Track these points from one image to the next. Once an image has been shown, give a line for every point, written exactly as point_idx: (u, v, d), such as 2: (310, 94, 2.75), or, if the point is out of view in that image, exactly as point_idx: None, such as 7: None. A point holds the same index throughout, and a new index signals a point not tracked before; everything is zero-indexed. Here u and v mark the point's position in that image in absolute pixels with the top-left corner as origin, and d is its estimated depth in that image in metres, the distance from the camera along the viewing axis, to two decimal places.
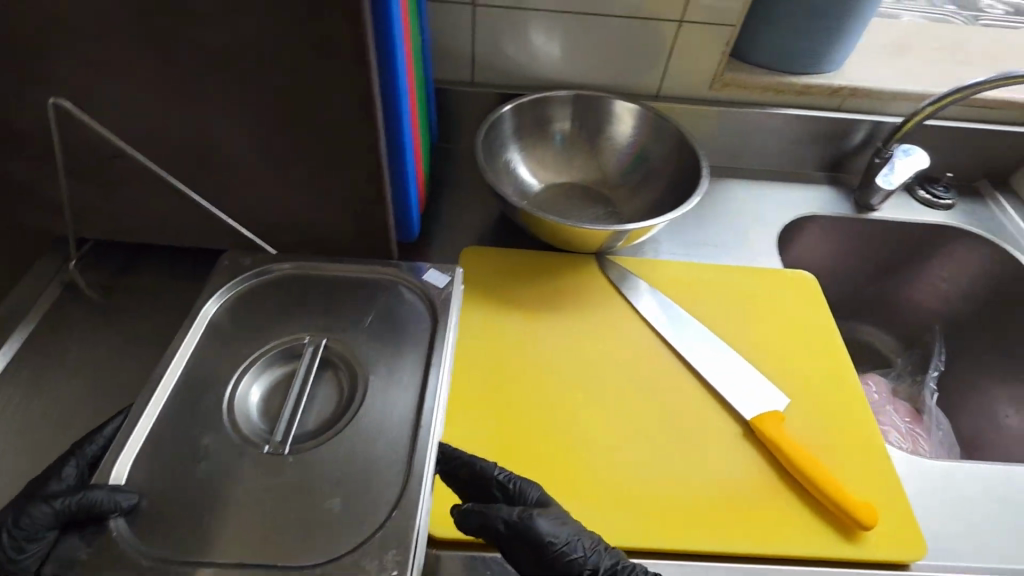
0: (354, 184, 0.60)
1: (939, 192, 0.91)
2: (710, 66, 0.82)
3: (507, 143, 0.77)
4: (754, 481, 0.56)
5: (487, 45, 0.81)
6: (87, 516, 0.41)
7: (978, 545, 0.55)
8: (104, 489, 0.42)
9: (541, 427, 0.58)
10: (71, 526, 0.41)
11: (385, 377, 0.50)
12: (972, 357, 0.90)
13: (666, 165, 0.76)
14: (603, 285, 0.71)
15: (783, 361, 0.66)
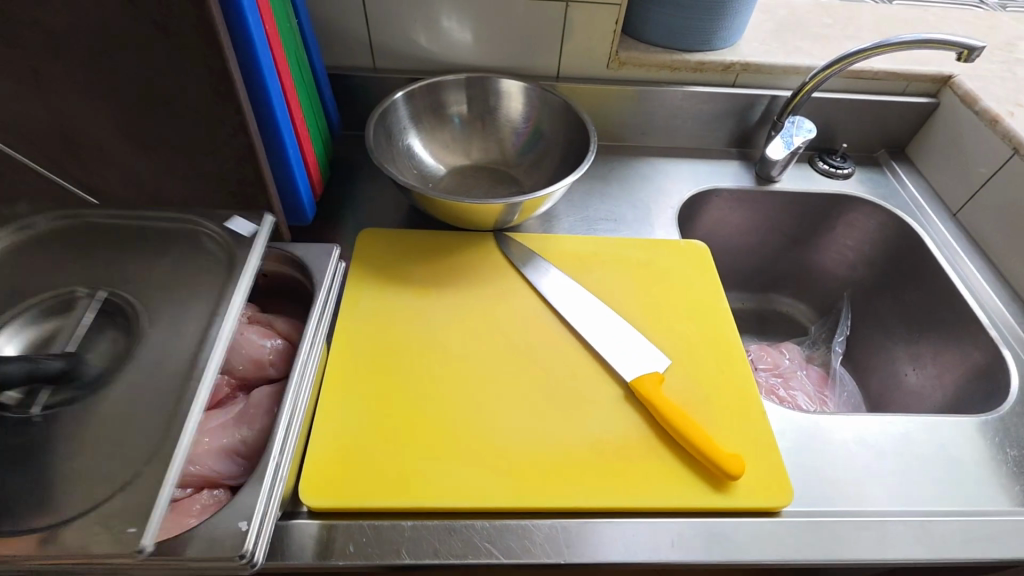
0: (229, 170, 0.60)
1: (837, 162, 0.94)
2: (604, 46, 0.84)
3: (404, 129, 0.78)
4: (630, 439, 0.57)
5: (382, 31, 0.81)
6: (41, 382, 0.44)
7: (842, 489, 0.58)
8: (60, 359, 0.45)
9: (424, 397, 0.59)
10: None
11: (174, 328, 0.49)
12: (875, 320, 0.94)
13: (560, 141, 0.78)
14: (498, 261, 0.72)
15: (669, 325, 0.68)
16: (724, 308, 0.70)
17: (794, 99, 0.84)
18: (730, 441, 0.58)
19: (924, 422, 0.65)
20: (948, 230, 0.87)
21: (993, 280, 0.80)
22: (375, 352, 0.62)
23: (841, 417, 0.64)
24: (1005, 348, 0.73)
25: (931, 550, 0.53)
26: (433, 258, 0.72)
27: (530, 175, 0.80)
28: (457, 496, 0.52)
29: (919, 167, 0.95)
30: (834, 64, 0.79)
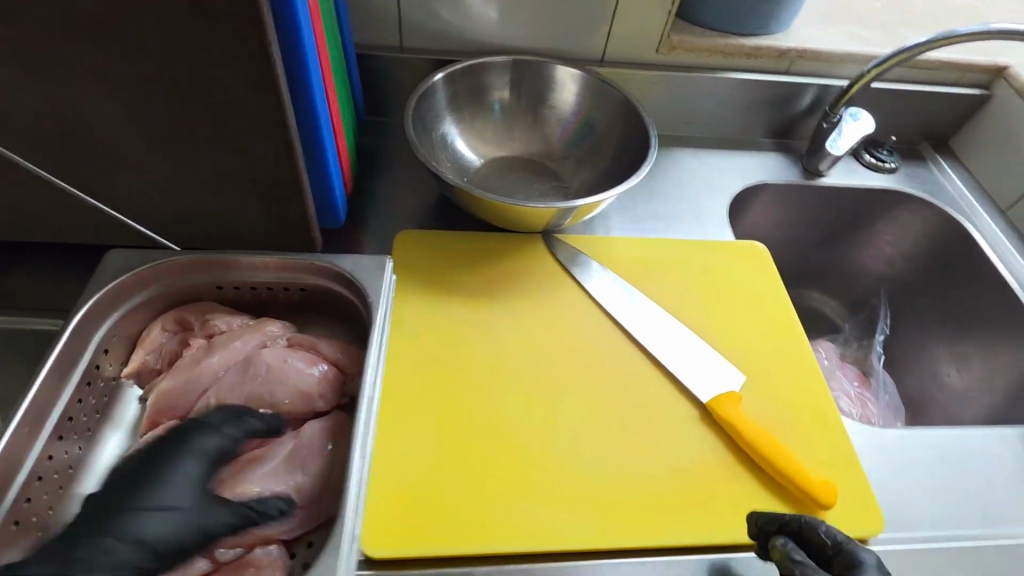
0: (264, 170, 0.51)
1: (884, 155, 0.90)
2: (656, 28, 0.76)
3: (441, 115, 0.70)
4: (711, 467, 0.53)
5: (413, 3, 0.72)
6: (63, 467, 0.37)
7: (933, 514, 0.55)
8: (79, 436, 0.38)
9: (489, 426, 0.53)
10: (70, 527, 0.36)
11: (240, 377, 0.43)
12: (915, 319, 0.92)
13: (613, 136, 0.71)
14: (551, 266, 0.66)
15: (740, 338, 0.63)
16: (795, 320, 0.66)
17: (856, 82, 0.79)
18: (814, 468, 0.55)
19: (1000, 436, 0.62)
20: (999, 229, 0.85)
21: None
22: (429, 373, 0.56)
23: (921, 433, 0.61)
24: None
25: None
26: (481, 265, 0.65)
27: (579, 171, 0.73)
28: (537, 537, 0.47)
29: (965, 162, 0.92)
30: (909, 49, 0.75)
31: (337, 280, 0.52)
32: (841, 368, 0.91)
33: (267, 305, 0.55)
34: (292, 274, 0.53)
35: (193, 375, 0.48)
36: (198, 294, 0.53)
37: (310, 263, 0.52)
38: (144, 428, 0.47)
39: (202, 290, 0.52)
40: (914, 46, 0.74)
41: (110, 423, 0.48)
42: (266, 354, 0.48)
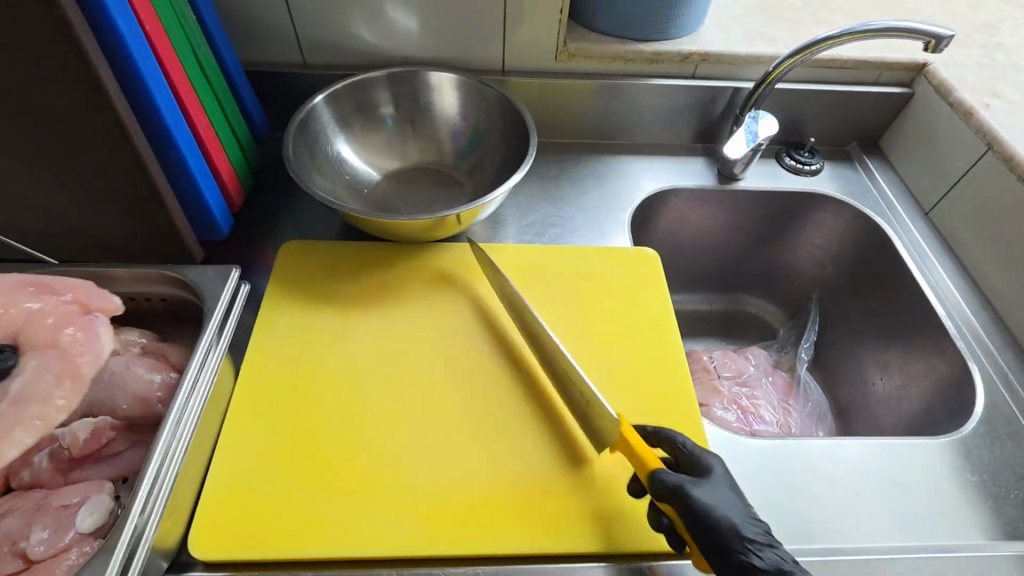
0: (122, 187, 0.54)
1: (805, 158, 0.89)
2: (552, 37, 0.79)
3: (331, 134, 0.73)
4: (557, 473, 0.53)
5: (308, 23, 0.75)
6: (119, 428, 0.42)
7: (791, 524, 0.54)
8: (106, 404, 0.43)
9: (337, 433, 0.55)
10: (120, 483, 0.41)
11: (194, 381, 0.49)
12: (844, 324, 0.89)
13: (500, 142, 0.75)
14: (431, 276, 0.68)
15: (610, 344, 0.64)
16: (670, 316, 0.67)
17: (761, 83, 0.77)
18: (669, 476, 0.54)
19: (880, 441, 0.61)
20: (920, 229, 0.82)
21: (966, 284, 0.76)
22: (290, 381, 0.58)
23: (791, 442, 0.60)
24: (974, 360, 0.69)
25: None
26: (362, 274, 0.67)
27: (473, 178, 0.76)
28: (364, 542, 0.48)
29: (892, 161, 0.89)
30: (807, 46, 0.72)
31: (190, 290, 0.54)
32: (767, 373, 0.90)
33: (135, 314, 0.58)
34: (151, 285, 0.56)
35: None
36: None
37: (164, 275, 0.55)
38: None
39: None
40: (810, 44, 0.71)
41: None
42: (112, 363, 0.51)
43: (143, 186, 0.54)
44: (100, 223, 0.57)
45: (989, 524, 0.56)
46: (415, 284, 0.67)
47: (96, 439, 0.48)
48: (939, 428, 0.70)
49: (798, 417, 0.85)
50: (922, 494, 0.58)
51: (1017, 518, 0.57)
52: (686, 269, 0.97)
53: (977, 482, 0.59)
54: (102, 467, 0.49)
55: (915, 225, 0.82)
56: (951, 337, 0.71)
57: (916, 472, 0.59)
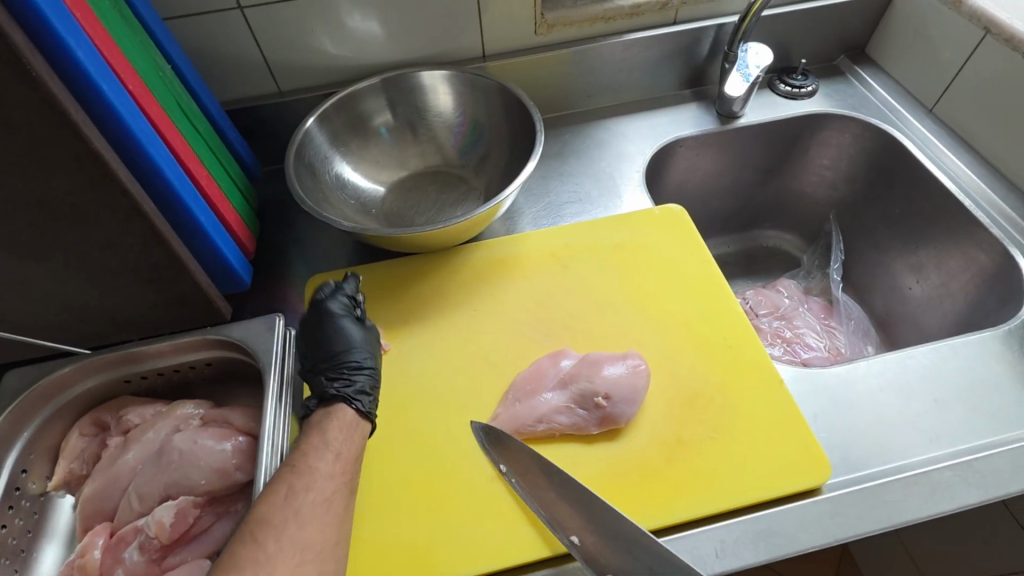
0: (136, 257, 0.51)
1: (798, 81, 0.88)
2: (527, 10, 0.76)
3: (330, 158, 0.70)
4: (648, 447, 0.54)
5: (279, 48, 0.72)
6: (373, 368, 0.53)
7: (884, 444, 0.54)
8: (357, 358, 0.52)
9: (422, 455, 0.54)
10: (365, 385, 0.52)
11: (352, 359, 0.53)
12: (867, 238, 0.89)
13: (502, 131, 0.73)
14: (469, 279, 0.66)
15: (665, 307, 0.63)
16: (715, 267, 0.66)
17: (750, 10, 0.75)
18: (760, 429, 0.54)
19: (946, 343, 0.61)
20: (929, 127, 0.82)
21: (987, 170, 0.75)
22: None
23: (862, 364, 0.59)
24: (1014, 243, 0.69)
25: (983, 491, 0.50)
26: (397, 293, 0.65)
27: (481, 172, 0.74)
28: (484, 554, 0.49)
29: (884, 65, 0.89)
30: None
31: (235, 347, 0.52)
32: (802, 300, 0.90)
33: (182, 384, 0.56)
34: (193, 351, 0.53)
35: (113, 473, 0.48)
36: (111, 390, 0.54)
37: (205, 338, 0.52)
38: (79, 534, 0.48)
39: (113, 387, 0.53)
40: None
41: (45, 537, 0.48)
42: (177, 439, 0.48)
43: (160, 250, 0.51)
44: (123, 301, 0.54)
45: None
46: (453, 290, 0.65)
47: (183, 520, 0.46)
48: (992, 317, 0.70)
49: (843, 336, 0.85)
50: (1002, 386, 0.57)
51: None
52: (701, 217, 0.96)
53: None
54: (194, 546, 0.46)
55: (922, 124, 0.82)
56: (984, 226, 0.71)
57: (990, 366, 0.59)
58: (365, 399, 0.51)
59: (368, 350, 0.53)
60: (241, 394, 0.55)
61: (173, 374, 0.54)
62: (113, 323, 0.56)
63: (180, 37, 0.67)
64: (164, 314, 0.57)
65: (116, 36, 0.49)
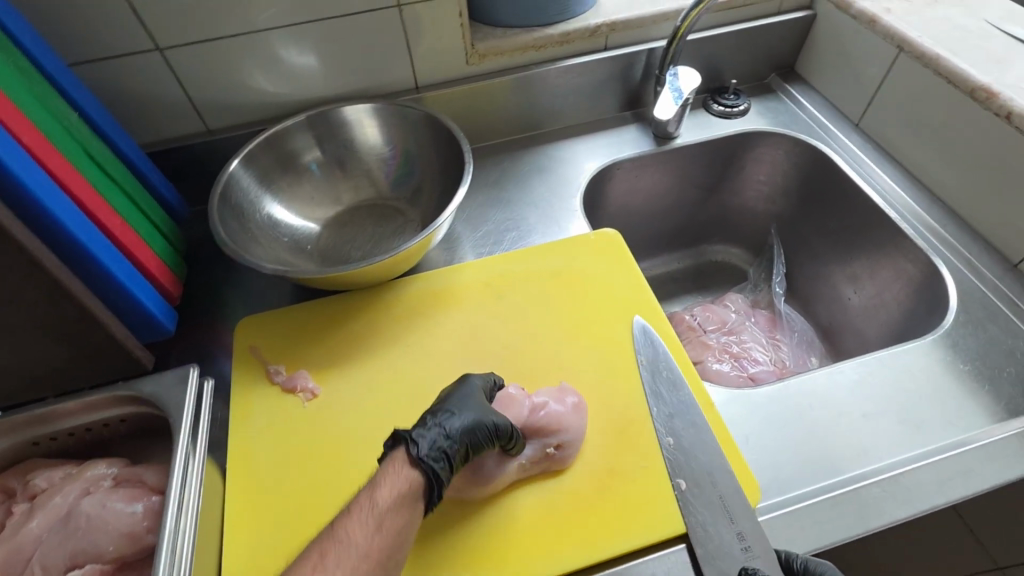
0: (40, 313, 0.49)
1: (730, 100, 0.90)
2: (457, 41, 0.76)
3: (258, 196, 0.69)
4: (582, 481, 0.53)
5: (203, 87, 0.71)
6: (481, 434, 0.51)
7: (815, 461, 0.54)
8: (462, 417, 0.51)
9: (347, 502, 0.52)
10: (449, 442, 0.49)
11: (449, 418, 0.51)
12: (806, 250, 0.90)
13: (434, 162, 0.73)
14: (403, 314, 0.65)
15: (598, 334, 0.63)
16: (648, 291, 0.66)
17: (676, 34, 0.76)
18: None
19: (872, 356, 0.62)
20: (855, 141, 0.84)
21: (911, 181, 0.78)
22: (283, 463, 0.55)
23: (793, 382, 0.60)
24: (938, 252, 0.71)
25: (910, 505, 0.50)
26: (329, 331, 0.64)
27: (416, 204, 0.74)
28: None
29: (811, 83, 0.91)
30: None
31: (149, 402, 0.50)
32: (747, 314, 0.91)
33: (98, 441, 0.53)
34: (106, 408, 0.51)
35: (15, 545, 0.46)
36: (18, 453, 0.51)
37: (117, 394, 0.51)
38: None
39: (20, 450, 0.51)
40: None
41: None
42: (84, 504, 0.46)
43: (66, 304, 0.49)
44: (30, 358, 0.52)
45: (996, 406, 0.57)
46: (387, 325, 0.64)
47: None
48: (922, 324, 0.71)
49: (787, 349, 0.86)
50: (927, 397, 0.58)
51: (1019, 394, 0.58)
52: (647, 235, 0.97)
53: (972, 369, 0.60)
54: None
55: (848, 139, 0.84)
56: (910, 237, 0.73)
57: (914, 376, 0.60)
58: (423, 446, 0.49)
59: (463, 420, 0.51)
60: (160, 449, 0.53)
61: (86, 432, 0.52)
62: (22, 381, 0.54)
63: (98, 81, 0.66)
64: (77, 369, 0.54)
65: (8, 89, 0.48)
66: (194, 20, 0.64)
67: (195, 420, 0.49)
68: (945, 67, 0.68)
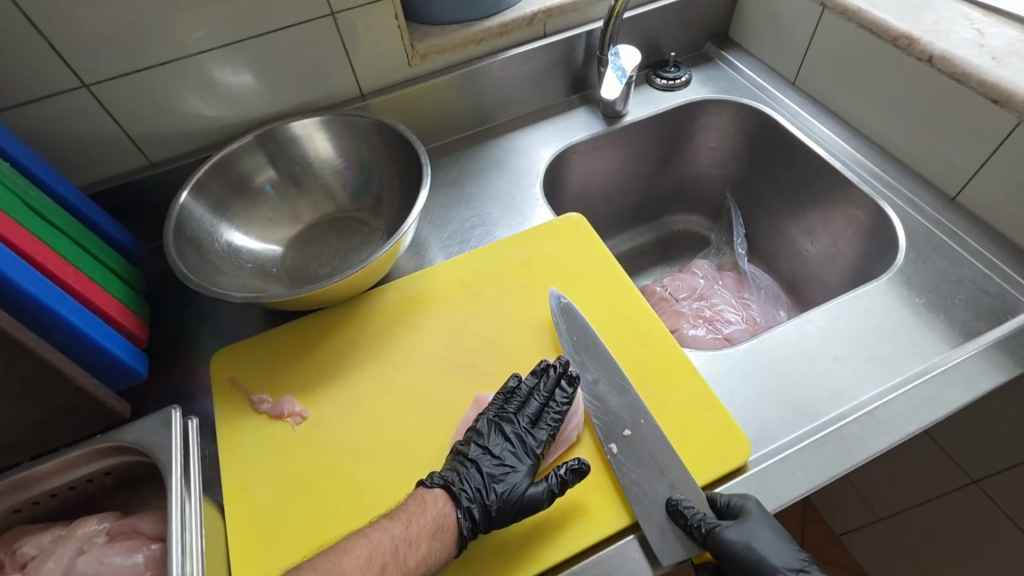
0: (0, 375, 0.47)
1: (672, 73, 0.92)
2: (396, 44, 0.76)
3: (214, 226, 0.67)
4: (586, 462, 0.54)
5: (139, 120, 0.68)
6: (525, 428, 0.55)
7: (798, 409, 0.56)
8: (512, 419, 0.55)
9: (348, 516, 0.52)
10: (498, 440, 0.54)
11: (499, 420, 0.55)
12: (762, 208, 0.94)
13: (391, 169, 0.73)
14: (380, 324, 0.65)
15: (575, 317, 0.64)
16: (619, 267, 0.68)
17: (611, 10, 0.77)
18: (685, 421, 0.56)
19: (836, 301, 0.65)
20: (794, 99, 0.87)
21: (850, 131, 0.81)
22: (281, 491, 0.54)
23: (766, 336, 0.62)
24: (883, 195, 0.74)
25: (889, 436, 0.53)
26: (309, 352, 0.63)
27: (376, 215, 0.74)
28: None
29: (745, 46, 0.94)
30: None
31: (133, 450, 0.49)
32: (714, 277, 0.94)
33: (87, 496, 0.52)
34: (89, 462, 0.50)
35: None
36: (2, 522, 0.49)
37: (98, 447, 0.49)
38: None
39: (3, 520, 0.49)
40: None
41: None
42: (81, 564, 0.45)
43: (29, 364, 0.48)
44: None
45: (952, 332, 0.61)
46: (367, 340, 0.64)
47: None
48: (876, 264, 0.75)
49: (755, 305, 0.89)
50: (891, 333, 0.62)
51: (971, 318, 0.62)
52: (611, 214, 0.99)
53: (927, 301, 0.64)
54: None
55: (786, 98, 0.88)
56: (856, 184, 0.76)
57: (876, 315, 0.63)
58: (479, 450, 0.53)
59: (506, 425, 0.55)
60: (152, 496, 0.52)
61: (70, 491, 0.51)
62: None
63: (23, 126, 0.63)
64: (51, 428, 0.52)
65: None
66: (117, 49, 0.62)
67: (186, 460, 0.48)
68: (866, 19, 0.72)
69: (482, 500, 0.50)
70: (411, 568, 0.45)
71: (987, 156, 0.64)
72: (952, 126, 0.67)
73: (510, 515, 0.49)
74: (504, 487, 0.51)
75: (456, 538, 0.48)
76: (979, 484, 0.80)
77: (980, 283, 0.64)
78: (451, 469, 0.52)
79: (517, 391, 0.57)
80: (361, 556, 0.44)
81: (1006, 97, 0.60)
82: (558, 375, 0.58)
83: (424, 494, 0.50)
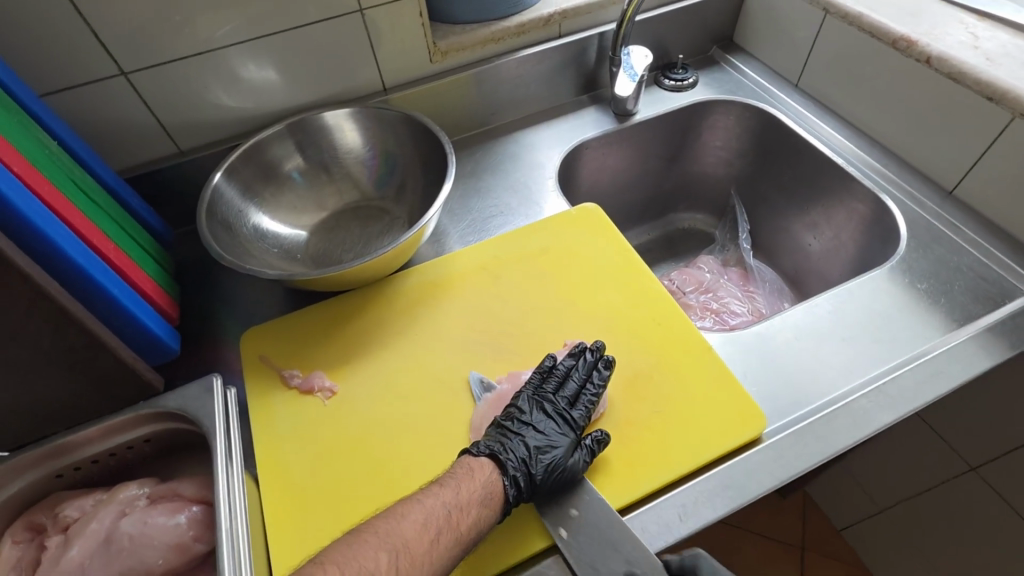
0: (48, 343, 0.49)
1: (679, 75, 0.96)
2: (418, 41, 0.79)
3: (244, 210, 0.69)
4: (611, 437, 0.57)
5: (172, 108, 0.70)
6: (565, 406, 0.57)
7: (808, 386, 0.59)
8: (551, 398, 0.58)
9: (378, 485, 0.54)
10: (537, 417, 0.57)
11: (539, 398, 0.58)
12: (765, 205, 0.97)
13: (414, 159, 0.75)
14: (405, 305, 0.67)
15: (594, 300, 0.66)
16: (634, 253, 0.71)
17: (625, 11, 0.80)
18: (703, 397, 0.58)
19: (842, 287, 0.68)
20: (797, 100, 0.91)
21: (851, 130, 0.85)
22: (314, 462, 0.56)
23: (776, 319, 0.65)
24: (883, 189, 0.78)
25: (895, 410, 0.56)
26: (337, 331, 0.65)
27: (398, 203, 0.76)
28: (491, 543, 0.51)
29: (749, 50, 0.98)
30: None
31: (174, 417, 0.51)
32: (719, 272, 0.97)
33: (125, 464, 0.53)
34: (130, 429, 0.51)
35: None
36: (44, 487, 0.50)
37: (141, 414, 0.51)
38: None
39: (46, 485, 0.50)
40: None
41: None
42: (124, 525, 0.46)
43: (75, 333, 0.49)
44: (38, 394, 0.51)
45: (951, 316, 0.64)
46: (393, 321, 0.66)
47: None
48: (877, 254, 0.78)
49: (759, 299, 0.93)
50: (895, 316, 0.65)
51: (969, 303, 0.65)
52: (619, 210, 1.02)
53: (927, 287, 0.67)
54: None
55: (789, 98, 0.91)
56: (858, 180, 0.80)
57: (879, 300, 0.66)
58: (523, 425, 0.56)
59: (546, 404, 0.58)
60: (188, 465, 0.53)
61: (110, 458, 0.52)
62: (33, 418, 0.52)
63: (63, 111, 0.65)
64: (89, 398, 0.54)
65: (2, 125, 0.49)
66: (156, 39, 0.64)
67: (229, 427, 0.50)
68: (866, 22, 0.76)
69: (526, 469, 0.52)
70: (465, 531, 0.47)
71: (982, 151, 0.68)
72: (949, 123, 0.71)
73: (552, 484, 0.52)
74: (550, 458, 0.52)
75: (502, 504, 0.50)
76: (978, 471, 0.83)
77: (978, 270, 0.68)
78: (497, 441, 0.54)
79: (555, 369, 0.60)
80: (418, 520, 0.46)
81: (1000, 94, 0.63)
82: (595, 361, 0.60)
83: (474, 463, 0.52)
